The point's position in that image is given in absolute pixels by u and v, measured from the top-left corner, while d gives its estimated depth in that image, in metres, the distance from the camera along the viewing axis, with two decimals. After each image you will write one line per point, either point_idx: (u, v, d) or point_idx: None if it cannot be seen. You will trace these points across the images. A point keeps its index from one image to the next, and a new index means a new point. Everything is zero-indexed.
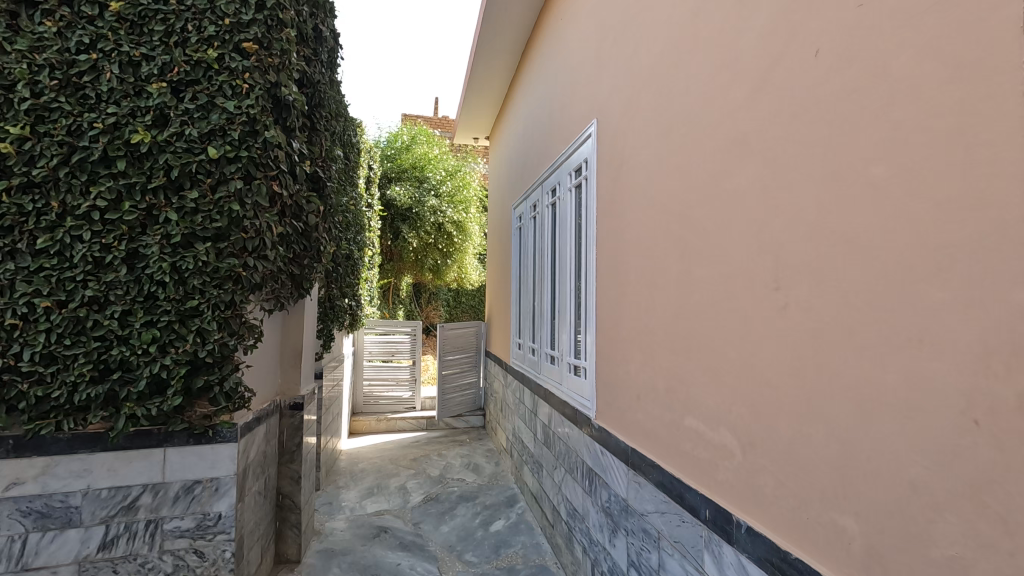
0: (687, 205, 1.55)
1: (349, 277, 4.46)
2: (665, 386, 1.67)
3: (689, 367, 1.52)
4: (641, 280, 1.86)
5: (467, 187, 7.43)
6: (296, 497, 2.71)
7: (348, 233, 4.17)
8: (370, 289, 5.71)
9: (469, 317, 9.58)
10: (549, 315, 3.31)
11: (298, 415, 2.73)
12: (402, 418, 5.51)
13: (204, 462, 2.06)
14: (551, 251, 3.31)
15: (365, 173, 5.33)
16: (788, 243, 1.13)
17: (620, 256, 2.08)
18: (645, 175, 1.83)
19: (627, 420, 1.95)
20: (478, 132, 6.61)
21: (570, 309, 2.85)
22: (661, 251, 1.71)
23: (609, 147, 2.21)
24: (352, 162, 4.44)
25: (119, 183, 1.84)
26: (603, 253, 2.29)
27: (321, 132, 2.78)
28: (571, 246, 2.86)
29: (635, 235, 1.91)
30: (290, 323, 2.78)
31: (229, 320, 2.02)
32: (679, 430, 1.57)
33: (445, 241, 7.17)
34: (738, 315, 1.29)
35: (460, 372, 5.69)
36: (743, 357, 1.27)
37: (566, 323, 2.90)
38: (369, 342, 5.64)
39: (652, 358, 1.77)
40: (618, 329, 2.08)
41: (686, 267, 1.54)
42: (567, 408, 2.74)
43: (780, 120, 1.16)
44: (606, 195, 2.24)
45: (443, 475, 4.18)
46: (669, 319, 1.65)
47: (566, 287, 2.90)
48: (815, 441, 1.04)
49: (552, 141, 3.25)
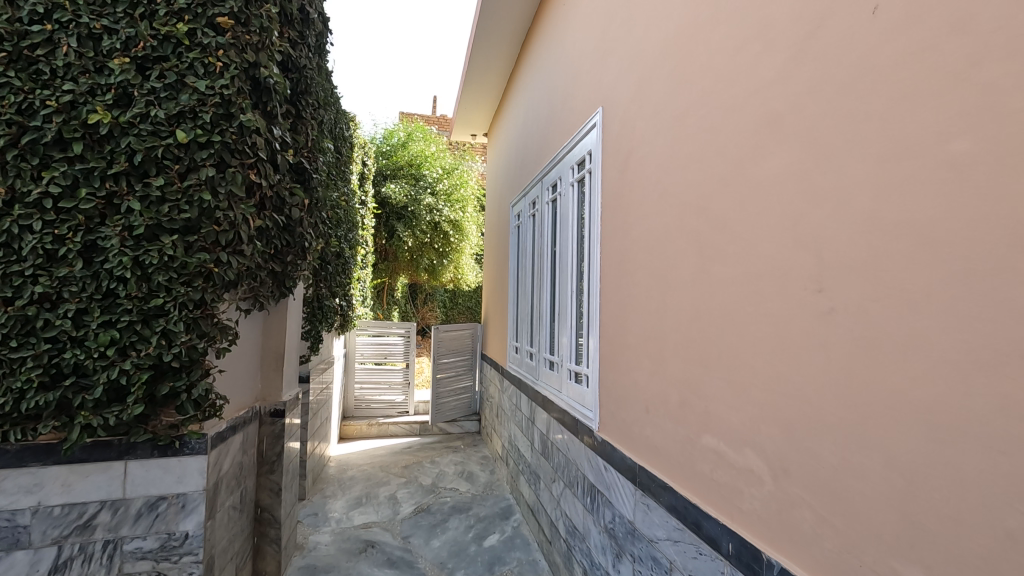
0: (705, 196, 1.38)
1: (339, 276, 4.28)
2: (677, 398, 1.50)
3: (706, 378, 1.35)
4: (649, 281, 1.70)
5: (464, 185, 7.25)
6: (276, 511, 2.53)
7: (338, 230, 3.98)
8: (363, 289, 5.52)
9: (465, 318, 9.40)
10: (549, 318, 3.13)
11: (279, 423, 2.56)
12: (395, 423, 5.33)
13: (170, 476, 1.88)
14: (551, 251, 3.14)
15: (357, 169, 5.14)
16: (833, 237, 0.96)
17: (626, 255, 1.91)
18: (657, 164, 1.66)
19: (634, 435, 1.78)
20: (476, 128, 6.42)
21: (570, 312, 2.68)
22: (674, 248, 1.54)
23: (616, 136, 2.03)
24: (344, 156, 4.25)
25: (76, 167, 1.66)
26: (607, 251, 2.11)
27: (307, 121, 2.60)
28: (572, 245, 2.68)
29: (645, 231, 1.74)
30: (271, 324, 2.60)
31: (199, 320, 1.85)
32: (694, 449, 1.40)
33: (441, 241, 7.00)
34: (769, 321, 1.12)
35: (455, 375, 5.52)
36: (773, 369, 1.10)
37: (567, 327, 2.73)
38: (361, 344, 5.48)
39: (662, 367, 1.60)
40: (624, 334, 1.91)
41: (704, 266, 1.38)
42: (567, 417, 2.56)
43: (824, 94, 0.99)
44: (612, 188, 2.07)
45: (435, 484, 4.00)
46: (683, 324, 1.48)
47: (567, 289, 2.73)
48: (869, 473, 0.88)
49: (552, 135, 3.08)
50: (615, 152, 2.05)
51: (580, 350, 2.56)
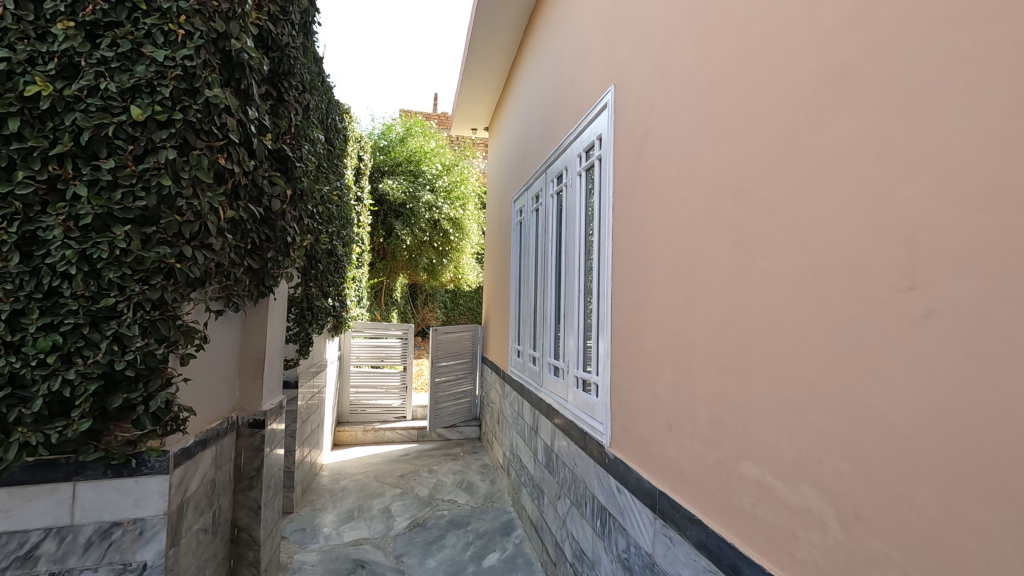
0: (744, 176, 1.16)
1: (332, 275, 4.06)
2: (706, 416, 1.28)
3: (745, 394, 1.13)
4: (670, 278, 1.47)
5: (465, 183, 7.03)
6: (255, 531, 2.31)
7: (329, 226, 3.77)
8: (358, 289, 5.30)
9: (466, 319, 9.19)
10: (553, 319, 2.91)
11: (258, 435, 2.33)
12: (391, 429, 5.11)
13: (126, 499, 1.66)
14: (555, 248, 2.91)
15: (352, 163, 4.92)
16: (930, 218, 0.74)
17: (641, 249, 1.69)
18: (681, 143, 1.44)
19: (652, 455, 1.55)
20: (477, 123, 6.20)
21: (576, 313, 2.45)
22: (702, 240, 1.32)
23: (631, 115, 1.81)
24: (336, 150, 4.03)
25: (11, 147, 1.44)
26: (620, 246, 1.89)
27: (289, 105, 2.38)
28: (578, 240, 2.45)
29: (665, 221, 1.52)
30: (250, 326, 2.37)
31: (158, 322, 1.63)
32: (729, 477, 1.18)
33: (440, 240, 6.78)
34: (833, 327, 0.90)
35: (454, 379, 5.30)
36: (841, 387, 0.88)
37: (572, 330, 2.50)
38: (356, 346, 5.27)
39: (687, 379, 1.37)
40: (639, 339, 1.69)
41: (742, 260, 1.16)
42: (573, 429, 2.34)
43: (916, 35, 0.77)
44: (625, 174, 1.85)
45: (432, 495, 3.77)
46: (713, 328, 1.26)
47: (573, 287, 2.50)
48: (989, 530, 0.66)
49: (558, 122, 2.86)
50: (629, 134, 1.82)
51: (587, 355, 2.33)
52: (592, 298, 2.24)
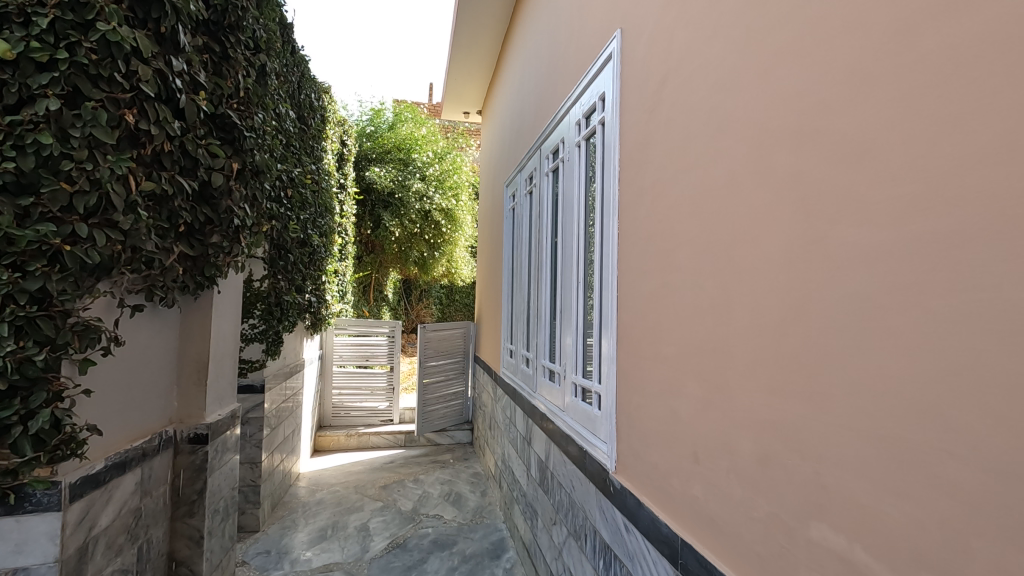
0: (813, 110, 0.80)
1: (308, 267, 3.70)
2: (753, 449, 0.93)
3: (813, 423, 0.79)
4: (697, 261, 1.12)
5: (458, 172, 6.67)
6: (196, 565, 1.96)
7: (301, 213, 3.41)
8: (342, 283, 4.94)
9: (462, 317, 8.84)
10: (548, 316, 2.56)
11: (200, 452, 1.99)
12: (377, 433, 4.76)
13: (4, 544, 1.31)
14: (550, 234, 2.56)
15: (332, 147, 4.57)
16: None
17: (655, 227, 1.33)
18: (711, 82, 1.09)
19: (671, 491, 1.20)
20: (468, 106, 5.83)
21: (573, 309, 2.10)
22: (741, 209, 0.97)
23: (641, 62, 1.46)
24: (309, 129, 3.67)
25: None
26: (626, 225, 1.54)
27: (235, 62, 2.02)
28: (576, 224, 2.10)
29: (688, 188, 1.17)
30: (190, 325, 2.02)
31: (39, 320, 1.26)
32: (787, 540, 0.83)
33: (432, 232, 6.43)
34: (983, 329, 0.56)
35: (445, 380, 4.95)
36: (1009, 427, 0.53)
37: (569, 329, 2.16)
38: (339, 344, 4.92)
39: (722, 395, 1.02)
40: (651, 341, 1.35)
41: (807, 232, 0.81)
42: (570, 444, 1.99)
43: None
44: (633, 136, 1.50)
45: (416, 510, 3.43)
46: (762, 328, 0.90)
47: (569, 278, 2.15)
48: None
49: (553, 90, 2.50)
50: (640, 84, 1.46)
51: (587, 358, 1.98)
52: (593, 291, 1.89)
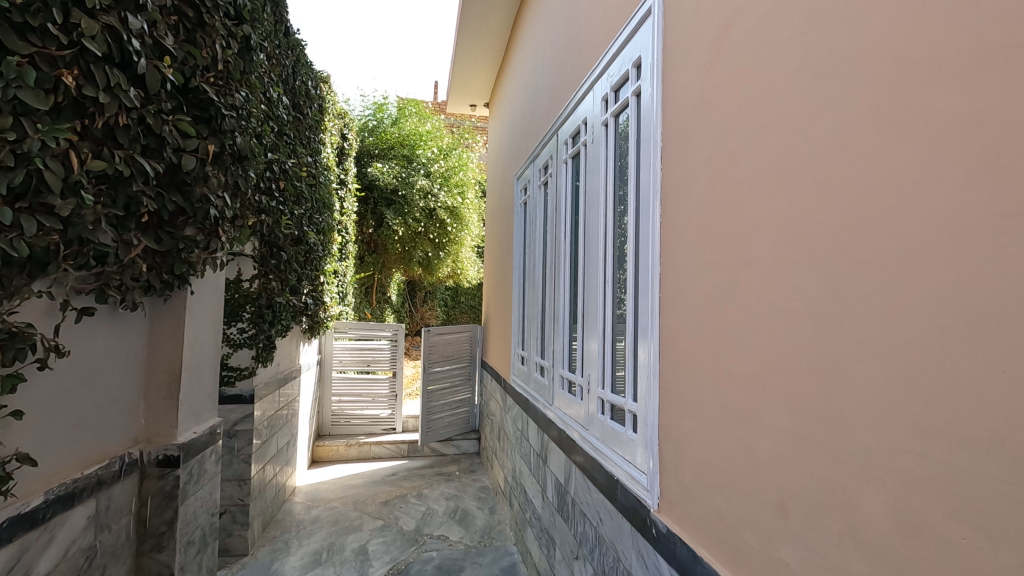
0: (1001, 23, 0.54)
1: (304, 267, 3.45)
2: (887, 510, 0.66)
3: (1008, 489, 0.53)
4: (783, 255, 0.86)
5: (464, 169, 6.41)
6: None
7: (296, 208, 3.16)
8: (342, 284, 4.69)
9: (467, 319, 8.58)
10: (567, 320, 2.29)
11: (170, 477, 1.73)
12: (378, 443, 4.50)
13: None
14: (569, 229, 2.29)
15: (332, 140, 4.32)
16: None
17: (714, 210, 1.07)
18: (802, 21, 0.84)
19: (744, 548, 0.93)
20: (475, 99, 5.58)
21: (598, 312, 1.83)
22: (859, 181, 0.72)
23: (691, 15, 1.21)
24: (306, 118, 3.42)
25: None
26: (669, 213, 1.28)
27: (212, 28, 1.75)
28: (602, 215, 1.84)
29: (766, 161, 0.91)
30: (160, 330, 1.76)
31: None
32: None
33: (437, 231, 6.17)
34: None
35: (450, 386, 4.70)
36: None
37: (594, 335, 1.89)
38: (339, 349, 4.67)
39: (828, 432, 0.76)
40: (706, 355, 1.08)
41: (990, 204, 0.55)
42: (596, 468, 1.72)
43: None
44: (681, 105, 1.24)
45: (419, 529, 3.16)
46: (902, 344, 0.64)
47: (594, 277, 1.88)
48: None
49: (572, 67, 2.24)
50: (690, 38, 1.20)
51: (615, 369, 1.72)
52: (625, 291, 1.62)
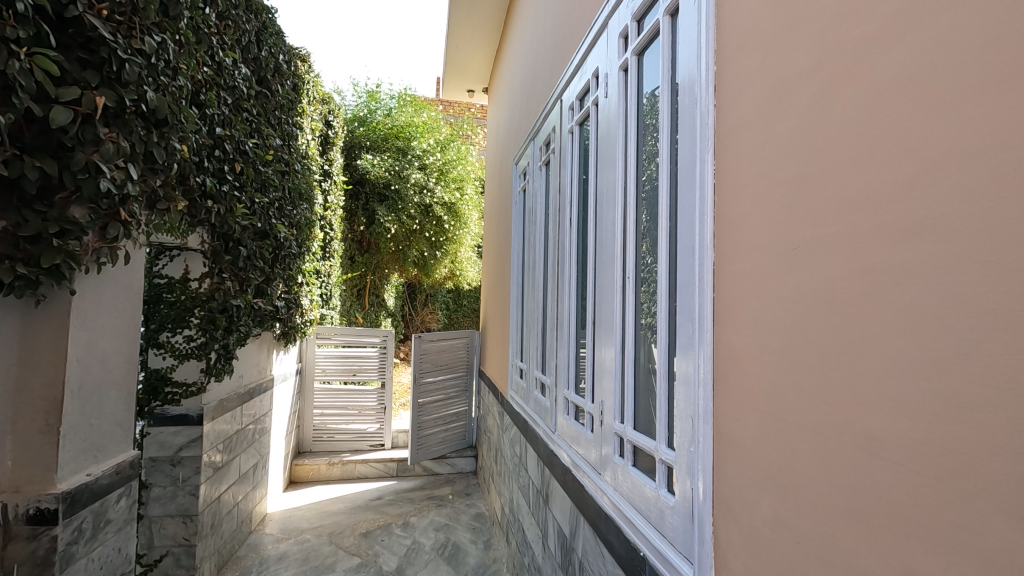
0: None
1: (272, 266, 3.02)
2: None
3: None
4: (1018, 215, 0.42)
5: (463, 162, 5.99)
6: None
7: (261, 196, 2.73)
8: (326, 286, 4.26)
9: (468, 324, 8.16)
10: (573, 328, 1.83)
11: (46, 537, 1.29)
12: (364, 462, 4.06)
13: None
14: (576, 215, 1.84)
15: (314, 126, 3.90)
16: None
17: (826, 155, 0.63)
18: None
19: None
20: (473, 83, 5.15)
21: (613, 320, 1.38)
22: None
23: None
24: (275, 96, 2.99)
25: None
26: (728, 172, 0.84)
27: None
28: (617, 192, 1.38)
29: (959, 44, 0.48)
30: (37, 344, 1.34)
31: None
32: None
33: (433, 229, 5.74)
34: None
35: (444, 400, 4.26)
36: None
37: (607, 350, 1.43)
38: (322, 357, 4.25)
39: None
40: (809, 396, 0.65)
41: None
42: (612, 531, 1.27)
43: None
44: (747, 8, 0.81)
45: (402, 569, 2.72)
46: None
47: (608, 275, 1.43)
48: None
49: (579, 12, 1.80)
50: None
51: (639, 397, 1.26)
52: (653, 291, 1.16)
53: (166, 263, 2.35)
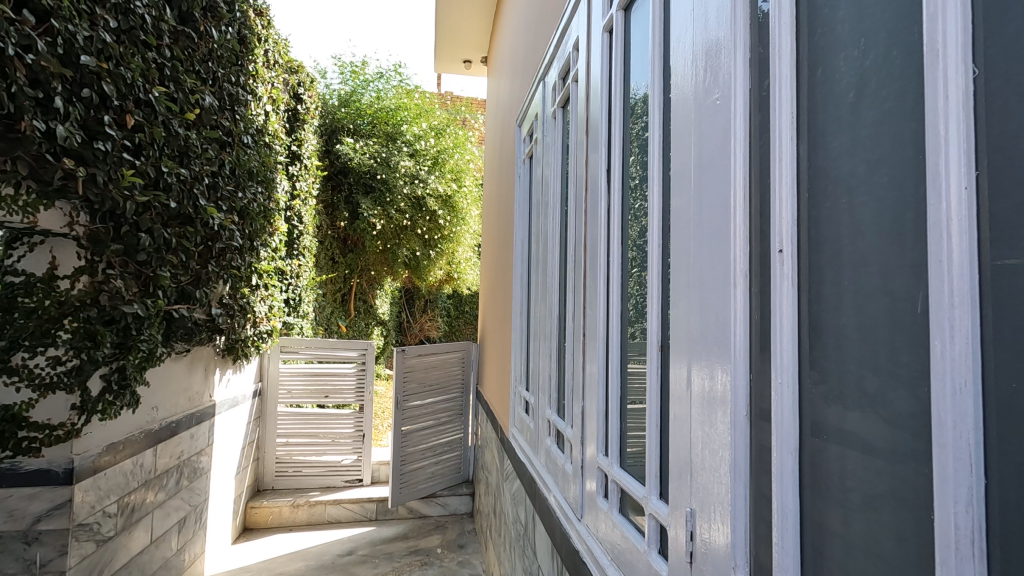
0: None
1: (203, 262, 2.35)
2: None
3: None
4: None
5: (460, 150, 5.33)
6: None
7: (181, 167, 2.07)
8: (294, 290, 3.57)
9: (471, 332, 7.48)
10: (615, 354, 1.10)
11: None
12: (335, 504, 3.35)
13: None
14: (619, 163, 1.12)
15: (276, 93, 3.22)
16: None
17: None
18: None
19: None
20: (470, 53, 4.45)
21: (715, 346, 0.64)
22: None
23: None
24: (208, 40, 2.30)
25: None
26: None
27: None
28: (723, 74, 0.65)
29: None
30: None
31: None
32: None
33: (426, 224, 5.08)
34: None
35: (433, 426, 3.57)
36: None
37: (697, 408, 0.69)
38: (288, 375, 3.55)
39: None
40: None
41: None
42: None
43: None
44: None
45: None
46: None
47: (700, 255, 0.69)
48: None
49: None
50: None
51: (773, 538, 0.53)
52: (885, 286, 0.43)
53: (22, 254, 1.61)
